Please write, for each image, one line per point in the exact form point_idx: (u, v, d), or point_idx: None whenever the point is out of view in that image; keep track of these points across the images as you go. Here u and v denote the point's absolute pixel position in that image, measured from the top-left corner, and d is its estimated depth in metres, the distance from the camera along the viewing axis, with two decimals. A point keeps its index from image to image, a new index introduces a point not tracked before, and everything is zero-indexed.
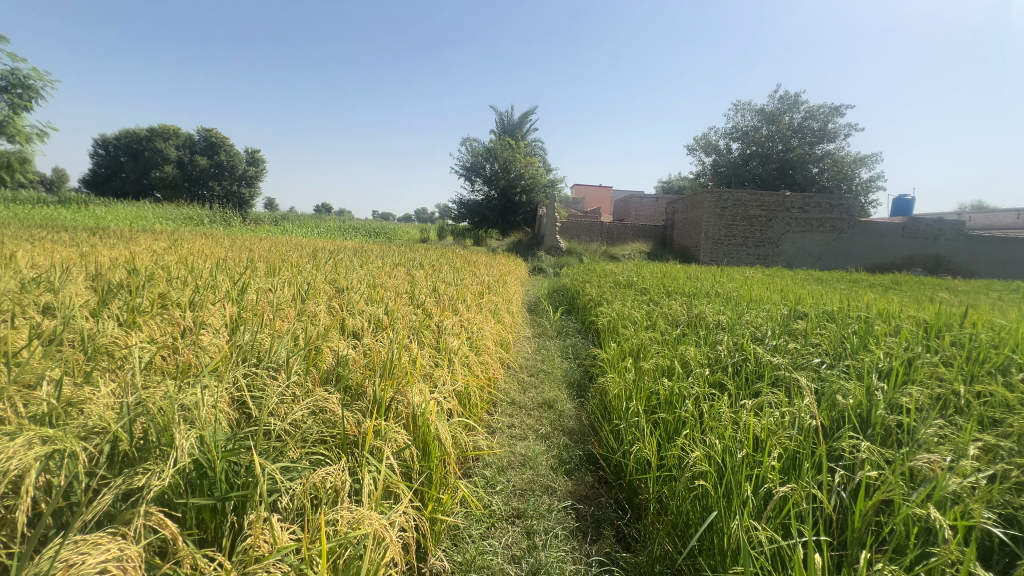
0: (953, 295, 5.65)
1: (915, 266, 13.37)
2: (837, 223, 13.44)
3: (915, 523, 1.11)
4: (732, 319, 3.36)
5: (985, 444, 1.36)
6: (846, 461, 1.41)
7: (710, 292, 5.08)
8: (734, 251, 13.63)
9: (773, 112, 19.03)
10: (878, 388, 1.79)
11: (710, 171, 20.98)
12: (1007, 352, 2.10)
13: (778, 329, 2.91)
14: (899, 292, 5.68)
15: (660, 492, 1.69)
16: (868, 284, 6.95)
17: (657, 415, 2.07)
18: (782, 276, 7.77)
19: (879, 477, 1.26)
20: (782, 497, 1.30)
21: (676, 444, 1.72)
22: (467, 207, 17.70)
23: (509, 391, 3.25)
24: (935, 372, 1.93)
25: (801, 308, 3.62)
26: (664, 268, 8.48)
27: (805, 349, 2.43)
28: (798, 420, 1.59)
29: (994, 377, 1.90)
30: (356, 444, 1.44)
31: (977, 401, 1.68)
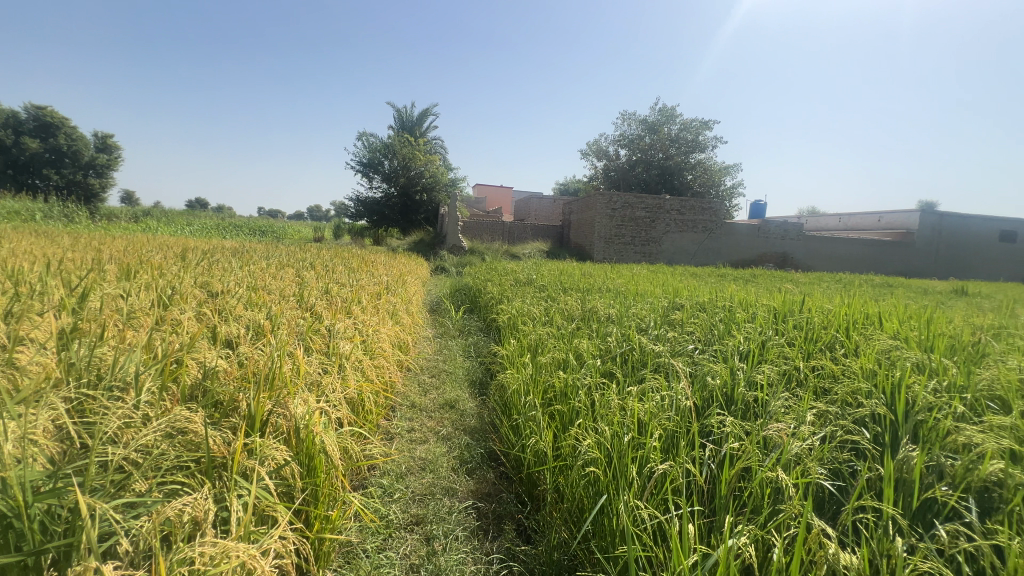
0: (796, 286, 6.67)
1: (767, 262, 15.59)
2: (707, 225, 15.13)
3: (768, 486, 1.26)
4: (620, 312, 3.61)
5: (817, 411, 1.60)
6: (714, 436, 1.56)
7: (602, 287, 5.42)
8: (624, 250, 14.71)
9: (654, 123, 20.86)
10: (738, 368, 2.03)
11: (601, 174, 22.40)
12: (833, 332, 2.51)
13: (660, 320, 3.19)
14: (755, 284, 6.58)
15: (556, 482, 1.73)
16: (732, 278, 7.94)
17: (553, 407, 2.14)
18: (665, 271, 8.54)
19: (740, 448, 1.42)
20: (662, 474, 1.40)
21: (570, 434, 1.78)
22: (365, 205, 16.91)
23: (408, 394, 3.15)
24: (782, 351, 2.24)
25: (679, 300, 4.00)
26: (562, 266, 8.82)
27: (681, 337, 2.69)
28: (676, 402, 1.74)
29: (824, 353, 2.26)
30: (225, 467, 1.28)
31: (813, 374, 1.99)
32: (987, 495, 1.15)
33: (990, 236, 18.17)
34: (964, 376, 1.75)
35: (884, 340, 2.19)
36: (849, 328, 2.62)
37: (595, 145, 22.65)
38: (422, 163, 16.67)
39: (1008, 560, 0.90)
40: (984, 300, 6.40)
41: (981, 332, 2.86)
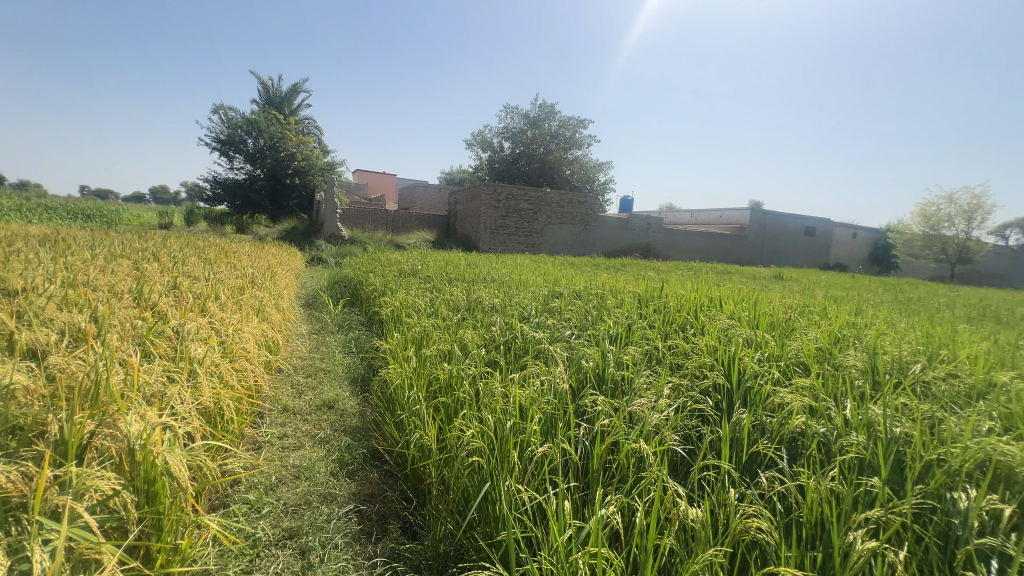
0: (656, 274, 7.48)
1: (633, 253, 17.28)
2: (583, 218, 16.22)
3: (632, 456, 1.39)
4: (504, 301, 3.69)
5: (673, 384, 1.80)
6: (588, 415, 1.68)
7: (486, 277, 5.51)
8: (508, 240, 15.10)
9: (536, 118, 21.64)
10: (609, 350, 2.21)
11: (486, 165, 22.67)
12: (686, 315, 2.85)
13: (540, 308, 3.33)
14: (622, 273, 7.23)
15: (441, 474, 1.71)
16: (604, 267, 8.62)
17: (437, 399, 2.11)
18: (546, 261, 8.95)
19: (610, 424, 1.55)
20: (541, 456, 1.47)
21: (455, 426, 1.78)
22: (225, 187, 14.98)
23: (279, 397, 2.87)
24: (644, 333, 2.49)
25: (558, 289, 4.22)
26: (448, 256, 8.76)
27: (559, 323, 2.85)
28: (555, 386, 1.83)
29: (679, 333, 2.56)
30: (25, 508, 1.03)
31: (669, 351, 2.24)
32: (794, 444, 1.41)
33: (798, 231, 22.24)
34: (779, 347, 2.12)
35: (723, 321, 2.55)
36: (698, 311, 3.01)
37: (480, 136, 22.80)
38: (294, 144, 15.23)
39: (807, 495, 1.11)
40: (793, 284, 7.83)
41: (792, 310, 3.49)
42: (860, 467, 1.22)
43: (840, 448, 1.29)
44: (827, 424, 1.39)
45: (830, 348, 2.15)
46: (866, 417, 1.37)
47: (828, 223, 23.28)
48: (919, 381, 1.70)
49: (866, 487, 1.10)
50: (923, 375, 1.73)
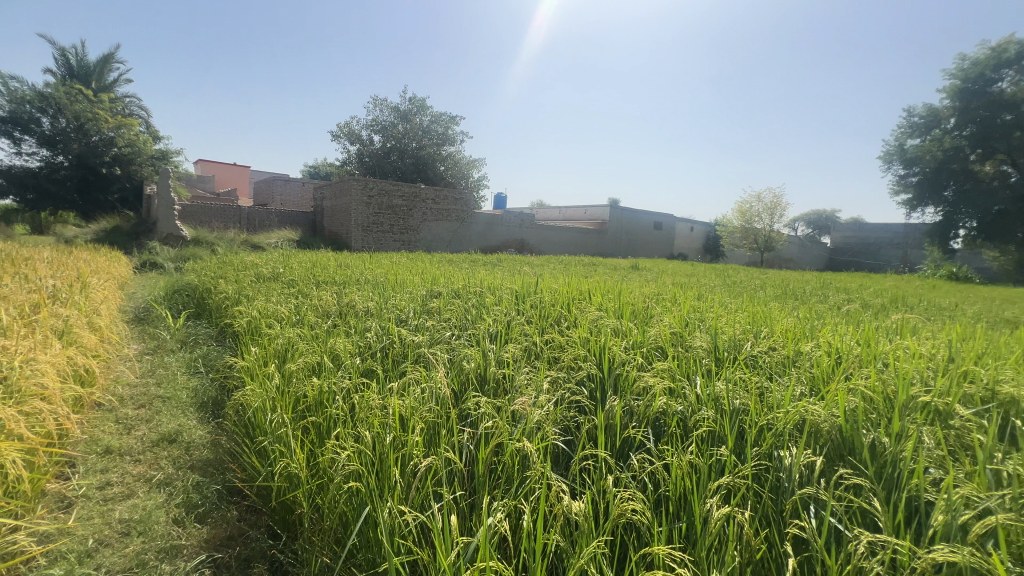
0: (530, 269, 7.76)
1: (508, 248, 17.85)
2: (459, 214, 16.27)
3: (516, 455, 1.39)
4: (379, 304, 3.49)
5: (552, 378, 1.86)
6: (471, 418, 1.65)
7: (359, 279, 5.16)
8: (382, 239, 14.45)
9: (406, 112, 21.04)
10: (489, 349, 2.20)
11: (355, 159, 21.42)
12: (561, 309, 2.98)
13: (418, 309, 3.22)
14: (499, 269, 7.35)
15: (313, 502, 1.54)
16: (481, 264, 8.71)
17: (306, 419, 1.89)
18: (422, 259, 8.75)
19: (493, 425, 1.55)
20: (425, 468, 1.40)
21: (328, 447, 1.61)
22: (11, 177, 11.92)
23: (98, 439, 2.33)
24: (523, 330, 2.55)
25: (436, 288, 4.13)
26: (315, 257, 8.03)
27: (438, 325, 2.78)
28: (435, 391, 1.77)
29: (554, 327, 2.67)
30: None
31: (546, 346, 2.32)
32: (659, 423, 1.54)
33: (648, 226, 25.07)
34: (642, 334, 2.32)
35: (592, 313, 2.73)
36: (570, 304, 3.18)
37: (347, 127, 21.45)
38: (112, 128, 12.68)
39: (672, 472, 1.23)
40: (647, 273, 8.75)
41: (648, 298, 3.89)
42: (712, 438, 1.38)
43: (694, 423, 1.45)
44: (683, 402, 1.55)
45: (682, 332, 2.43)
46: (712, 392, 1.56)
47: (672, 219, 26.65)
48: (749, 356, 1.99)
49: (716, 457, 1.24)
50: (751, 349, 2.04)
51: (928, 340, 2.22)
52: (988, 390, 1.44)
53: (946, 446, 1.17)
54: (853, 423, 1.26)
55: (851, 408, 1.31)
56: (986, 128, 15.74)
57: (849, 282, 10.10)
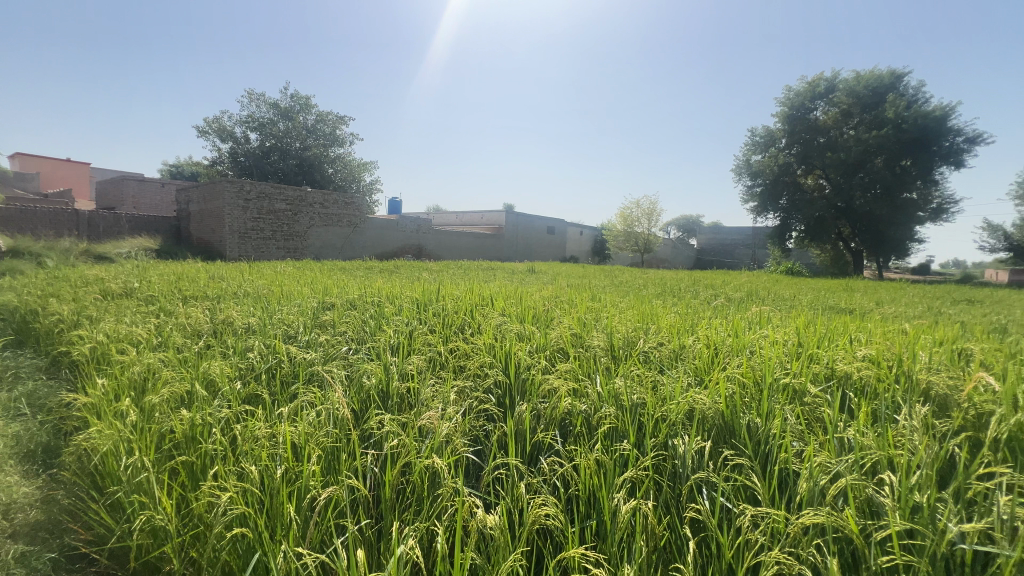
0: (428, 275, 7.59)
1: (405, 254, 17.42)
2: (351, 219, 15.48)
3: (426, 473, 1.33)
4: (263, 320, 3.15)
5: (458, 388, 1.81)
6: (374, 439, 1.54)
7: (237, 292, 4.62)
8: (263, 245, 13.15)
9: (287, 109, 19.51)
10: (390, 363, 2.09)
11: (227, 158, 19.29)
12: (464, 317, 2.94)
13: (310, 324, 2.96)
14: (396, 276, 7.08)
15: (187, 558, 1.31)
16: (376, 271, 8.32)
17: (173, 460, 1.62)
18: (310, 268, 8.11)
19: (399, 444, 1.46)
20: (324, 500, 1.27)
21: (204, 491, 1.38)
22: None
23: None
24: (426, 339, 2.47)
25: (329, 299, 3.84)
26: (180, 268, 7.02)
27: (333, 339, 2.58)
28: (333, 413, 1.63)
29: (458, 335, 2.62)
30: None
31: (451, 355, 2.27)
32: (565, 424, 1.58)
33: (542, 231, 26.17)
34: (544, 338, 2.38)
35: (496, 319, 2.74)
36: (472, 311, 3.16)
37: (216, 122, 19.25)
38: None
39: (582, 472, 1.26)
40: (543, 276, 9.08)
41: (547, 301, 4.03)
42: (615, 433, 1.45)
43: (597, 420, 1.51)
44: (587, 400, 1.61)
45: (580, 333, 2.54)
46: (611, 389, 1.64)
47: (563, 224, 28.10)
48: (642, 352, 2.15)
49: (620, 452, 1.30)
50: (643, 346, 2.20)
51: (779, 328, 2.60)
52: (828, 368, 1.72)
53: (803, 420, 1.37)
54: (732, 410, 1.41)
55: (729, 396, 1.47)
56: (807, 148, 19.04)
57: (713, 279, 11.52)
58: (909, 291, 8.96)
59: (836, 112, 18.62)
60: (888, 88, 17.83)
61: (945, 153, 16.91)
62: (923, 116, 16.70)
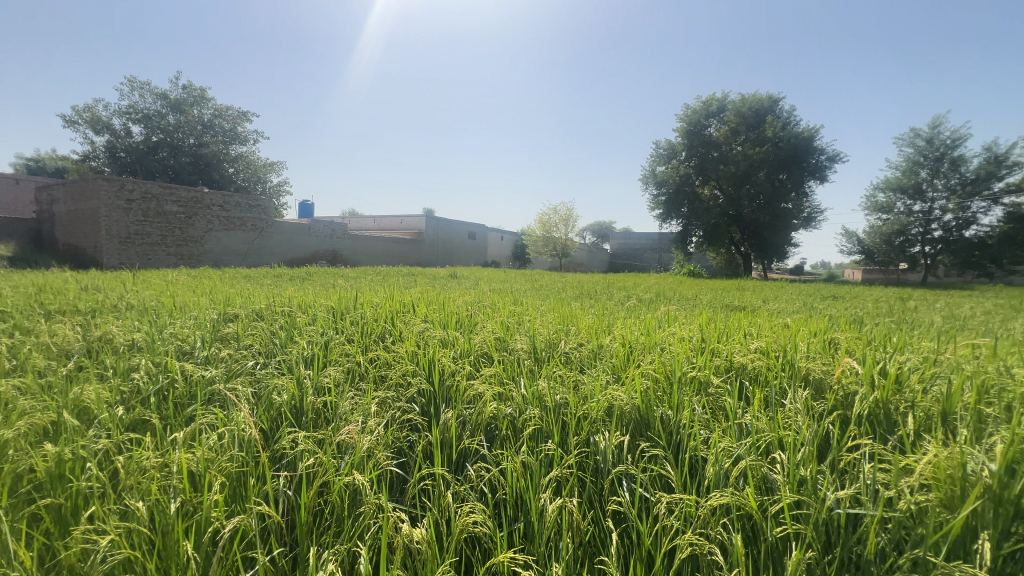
0: (344, 282, 7.25)
1: (319, 260, 16.51)
2: (256, 223, 14.34)
3: (347, 491, 1.26)
4: (151, 335, 2.79)
5: (380, 399, 1.75)
6: (287, 460, 1.43)
7: (118, 305, 4.06)
8: (150, 251, 11.70)
9: (178, 101, 17.63)
10: (305, 376, 1.96)
11: (103, 152, 16.97)
12: (384, 325, 2.84)
13: (209, 337, 2.67)
14: (310, 284, 6.68)
15: None
16: (287, 279, 7.79)
17: (35, 504, 1.37)
18: (209, 276, 7.38)
19: (315, 462, 1.37)
20: (230, 532, 1.15)
21: (77, 537, 1.19)
22: None
23: None
24: (343, 350, 2.35)
25: (232, 310, 3.51)
26: (43, 279, 6.03)
27: (237, 354, 2.36)
28: (238, 435, 1.49)
29: (379, 344, 2.52)
30: None
31: (371, 365, 2.17)
32: (491, 428, 1.58)
33: (463, 235, 26.10)
34: (468, 343, 2.37)
35: (418, 326, 2.67)
36: (393, 318, 3.06)
37: (88, 111, 16.88)
38: None
39: (509, 474, 1.26)
40: (464, 281, 9.06)
41: (470, 306, 4.01)
42: (540, 434, 1.48)
43: (522, 423, 1.53)
44: (512, 403, 1.62)
45: (504, 337, 2.56)
46: (535, 391, 1.67)
47: (484, 229, 28.31)
48: (563, 353, 2.22)
49: (545, 452, 1.33)
50: (564, 348, 2.27)
51: (685, 325, 2.82)
52: (727, 361, 1.89)
53: (708, 410, 1.49)
54: (647, 404, 1.50)
55: (644, 391, 1.56)
56: (703, 161, 20.92)
57: (625, 281, 12.25)
58: (787, 289, 10.21)
59: (726, 130, 20.69)
60: (766, 110, 20.20)
61: (812, 169, 19.53)
62: (795, 136, 19.13)
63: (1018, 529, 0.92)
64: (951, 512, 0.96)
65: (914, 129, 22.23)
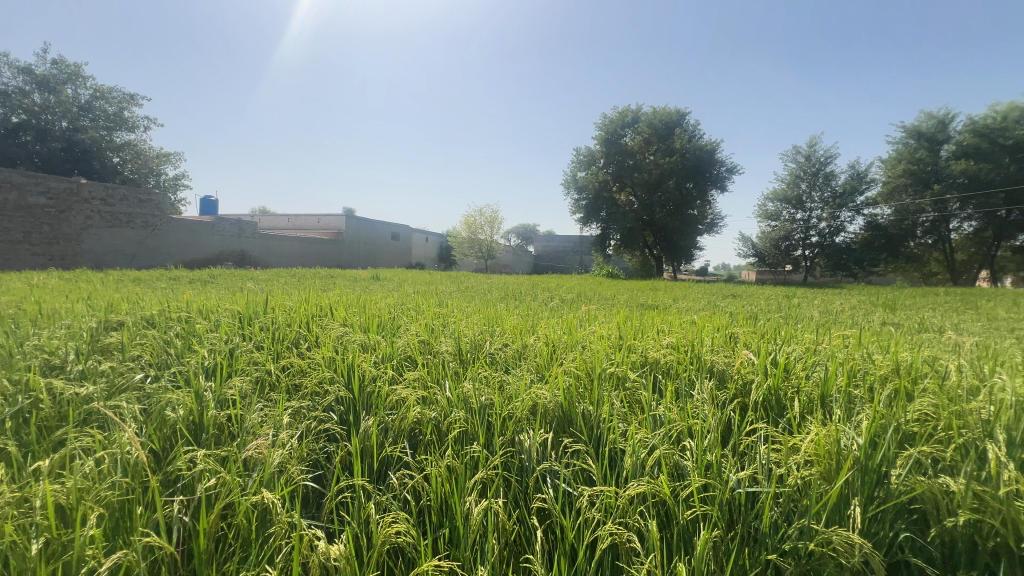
0: (254, 285, 6.70)
1: (225, 262, 15.17)
2: (148, 220, 12.84)
3: (254, 511, 1.15)
4: (9, 347, 2.37)
5: (293, 410, 1.63)
6: (183, 483, 1.28)
7: None
8: (9, 250, 10.00)
9: (47, 77, 15.29)
10: (206, 389, 1.77)
11: None
12: (298, 329, 2.66)
13: (85, 349, 2.33)
14: (212, 287, 6.08)
15: None
16: (186, 282, 7.04)
17: None
18: (86, 279, 6.45)
19: (217, 483, 1.24)
20: (110, 572, 1.00)
21: None
22: None
23: None
24: (251, 358, 2.16)
25: (115, 317, 3.09)
26: None
27: (122, 366, 2.08)
28: (121, 459, 1.31)
29: (292, 351, 2.36)
30: None
31: (283, 374, 2.02)
32: (414, 433, 1.53)
33: (386, 236, 25.34)
34: (390, 347, 2.29)
35: (337, 330, 2.54)
36: (309, 322, 2.88)
37: None
38: None
39: (434, 479, 1.23)
40: (388, 283, 8.76)
41: (393, 308, 3.90)
42: (465, 437, 1.46)
43: (448, 426, 1.50)
44: (436, 407, 1.59)
45: (428, 339, 2.51)
46: (460, 393, 1.65)
47: (408, 229, 27.66)
48: (488, 354, 2.22)
49: (471, 455, 1.31)
50: (489, 348, 2.27)
51: (604, 324, 2.95)
52: (642, 356, 2.00)
53: (626, 404, 1.56)
54: (569, 401, 1.54)
55: (567, 389, 1.60)
56: (619, 169, 22.09)
57: (549, 282, 12.58)
58: (694, 289, 11.12)
59: (640, 140, 22.02)
60: (675, 123, 21.77)
61: (714, 179, 21.41)
62: (699, 149, 20.85)
63: (880, 493, 1.07)
64: (829, 482, 1.08)
65: (795, 147, 25.20)
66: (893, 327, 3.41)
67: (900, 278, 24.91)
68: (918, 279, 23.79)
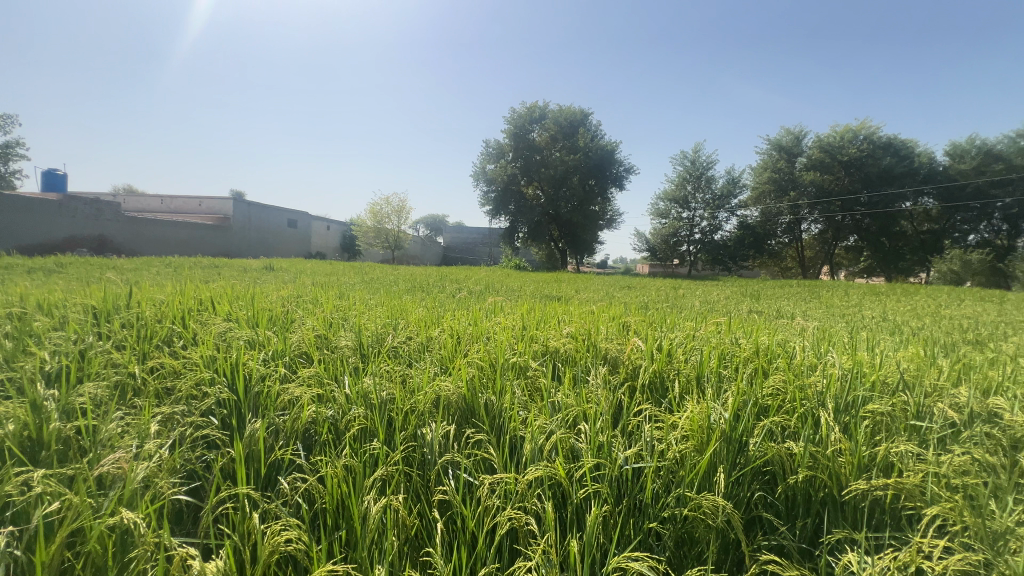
0: (116, 276, 5.78)
1: (79, 247, 12.97)
2: None
3: (110, 535, 1.01)
4: None
5: (162, 417, 1.44)
6: (13, 511, 1.07)
7: None
8: None
9: None
10: (47, 398, 1.49)
11: None
12: (170, 326, 2.35)
13: None
14: (60, 277, 5.14)
15: None
16: (24, 271, 5.87)
17: None
18: None
19: (62, 507, 1.06)
20: None
21: None
22: None
23: None
24: (109, 359, 1.87)
25: None
26: None
27: None
28: None
29: (162, 350, 2.08)
30: None
31: (151, 377, 1.77)
32: (309, 434, 1.44)
33: (282, 223, 23.37)
34: (282, 343, 2.12)
35: (219, 325, 2.29)
36: (185, 317, 2.57)
37: None
38: None
39: (328, 482, 1.16)
40: (283, 274, 8.09)
41: (287, 301, 3.60)
42: (364, 435, 1.40)
43: (346, 424, 1.43)
44: (333, 405, 1.51)
45: (326, 334, 2.37)
46: (360, 389, 1.58)
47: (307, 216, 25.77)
48: (391, 348, 2.15)
49: (370, 453, 1.27)
50: (392, 342, 2.20)
51: (509, 315, 3.01)
52: (544, 346, 2.08)
53: (527, 392, 1.61)
54: (472, 392, 1.55)
55: (471, 381, 1.60)
56: (527, 163, 22.57)
57: (458, 273, 12.51)
58: (594, 280, 11.81)
59: (546, 136, 22.66)
60: (579, 123, 22.72)
61: (614, 178, 22.81)
62: (601, 148, 22.06)
63: (740, 459, 1.22)
64: (701, 453, 1.21)
65: (683, 152, 27.68)
66: (756, 315, 3.92)
67: (764, 272, 28.65)
68: (777, 272, 27.60)
